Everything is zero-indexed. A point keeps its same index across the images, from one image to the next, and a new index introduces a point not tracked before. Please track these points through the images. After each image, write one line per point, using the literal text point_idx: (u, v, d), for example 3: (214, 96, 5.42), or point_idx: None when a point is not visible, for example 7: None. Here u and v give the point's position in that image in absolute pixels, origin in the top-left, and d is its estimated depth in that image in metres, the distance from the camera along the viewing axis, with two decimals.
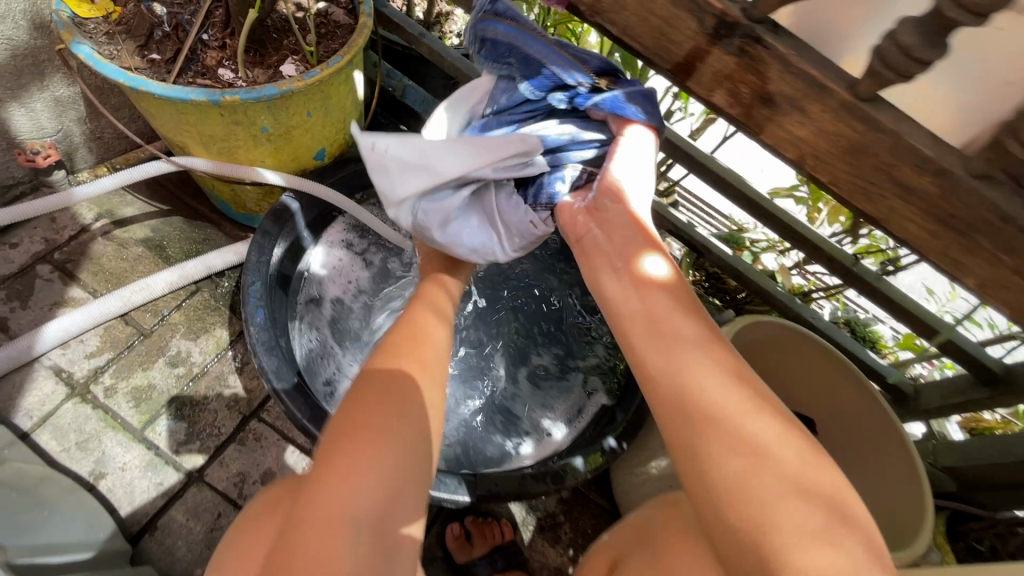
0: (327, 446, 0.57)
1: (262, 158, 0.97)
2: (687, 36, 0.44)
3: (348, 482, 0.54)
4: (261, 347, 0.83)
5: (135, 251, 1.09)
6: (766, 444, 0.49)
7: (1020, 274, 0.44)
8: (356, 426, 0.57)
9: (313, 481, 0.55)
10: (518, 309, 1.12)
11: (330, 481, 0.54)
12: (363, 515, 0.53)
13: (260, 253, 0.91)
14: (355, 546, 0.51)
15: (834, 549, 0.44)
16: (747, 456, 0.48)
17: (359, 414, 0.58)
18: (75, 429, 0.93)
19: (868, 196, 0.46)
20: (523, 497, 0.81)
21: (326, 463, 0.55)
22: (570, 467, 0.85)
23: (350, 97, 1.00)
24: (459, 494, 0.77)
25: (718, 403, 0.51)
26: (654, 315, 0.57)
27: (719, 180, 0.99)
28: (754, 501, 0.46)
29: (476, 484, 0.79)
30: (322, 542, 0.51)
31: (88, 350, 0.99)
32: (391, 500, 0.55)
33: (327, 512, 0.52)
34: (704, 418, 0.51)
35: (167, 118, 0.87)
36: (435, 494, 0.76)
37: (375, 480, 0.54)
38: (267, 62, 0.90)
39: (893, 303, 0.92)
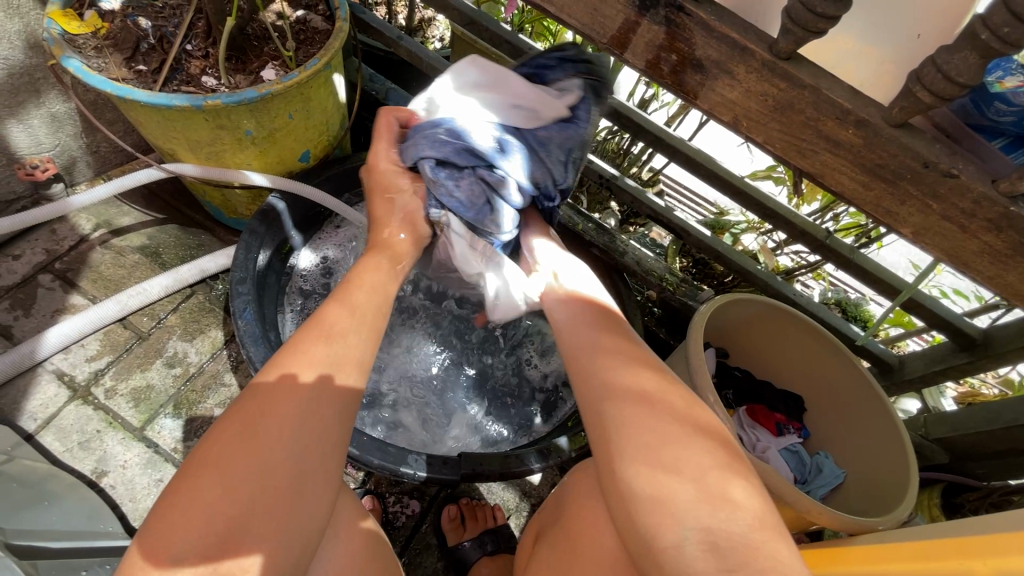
0: (217, 433, 0.53)
1: (248, 161, 1.01)
2: (616, 10, 0.47)
3: (223, 475, 0.50)
4: (250, 339, 0.86)
5: (132, 258, 1.13)
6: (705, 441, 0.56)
7: (948, 218, 0.46)
8: (253, 423, 0.53)
9: (196, 464, 0.51)
10: None
11: (207, 471, 0.50)
12: (235, 515, 0.49)
13: (247, 250, 0.94)
14: (217, 543, 0.48)
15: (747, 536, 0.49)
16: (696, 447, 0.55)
17: (260, 411, 0.54)
18: (77, 429, 0.96)
19: (800, 151, 0.48)
20: (507, 476, 0.82)
21: (213, 449, 0.52)
22: (555, 446, 0.86)
23: (332, 99, 1.04)
24: (445, 475, 0.79)
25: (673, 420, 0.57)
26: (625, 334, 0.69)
27: (690, 160, 1.01)
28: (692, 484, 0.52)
29: (461, 464, 0.81)
30: (184, 533, 0.47)
31: (89, 354, 1.03)
32: (272, 502, 0.51)
33: (198, 505, 0.49)
34: (632, 407, 0.59)
35: (155, 125, 0.92)
36: (421, 474, 0.78)
37: (259, 480, 0.51)
38: (248, 68, 0.95)
39: (866, 272, 0.94)
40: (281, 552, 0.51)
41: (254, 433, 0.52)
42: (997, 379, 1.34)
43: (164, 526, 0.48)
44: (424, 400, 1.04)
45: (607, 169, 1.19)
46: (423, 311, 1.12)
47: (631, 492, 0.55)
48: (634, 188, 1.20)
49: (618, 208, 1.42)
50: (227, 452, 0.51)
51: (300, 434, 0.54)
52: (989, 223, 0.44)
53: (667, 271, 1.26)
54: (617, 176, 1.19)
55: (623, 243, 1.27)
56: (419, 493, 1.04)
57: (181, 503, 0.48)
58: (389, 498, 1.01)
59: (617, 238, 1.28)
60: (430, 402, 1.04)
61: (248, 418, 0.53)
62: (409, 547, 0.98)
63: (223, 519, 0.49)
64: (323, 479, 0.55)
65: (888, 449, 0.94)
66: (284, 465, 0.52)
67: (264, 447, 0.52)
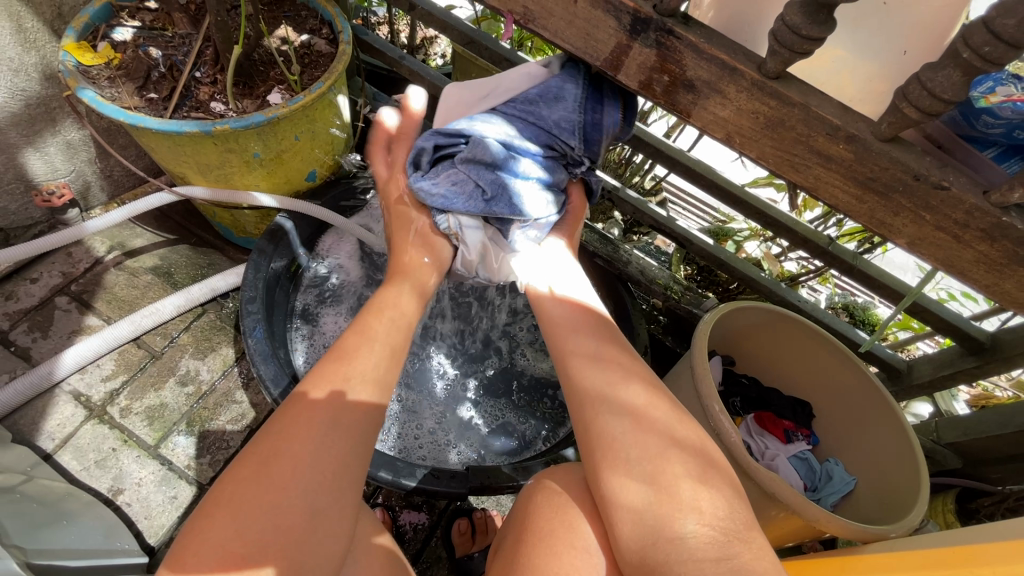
0: (242, 459, 0.52)
1: (256, 182, 1.03)
2: (608, 35, 0.48)
3: (257, 506, 0.50)
4: (260, 358, 0.87)
5: (145, 279, 1.16)
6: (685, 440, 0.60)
7: (942, 229, 0.46)
8: (280, 452, 0.53)
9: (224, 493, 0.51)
10: (508, 311, 1.16)
11: (240, 496, 0.50)
12: (283, 535, 0.50)
13: (257, 269, 0.96)
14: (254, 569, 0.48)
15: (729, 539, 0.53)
16: (663, 450, 0.58)
17: (288, 438, 0.54)
18: (94, 448, 0.99)
19: (793, 166, 0.49)
20: (514, 489, 0.83)
21: (241, 477, 0.51)
22: (561, 458, 0.87)
23: (336, 119, 1.06)
24: (453, 489, 0.80)
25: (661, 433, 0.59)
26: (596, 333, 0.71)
27: (689, 171, 1.02)
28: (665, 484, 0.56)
29: (468, 477, 0.81)
30: (225, 559, 0.48)
31: (104, 374, 1.05)
32: (311, 522, 0.51)
33: (239, 529, 0.49)
34: (623, 414, 0.61)
35: (166, 151, 0.94)
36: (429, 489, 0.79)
37: (290, 506, 0.51)
38: (255, 93, 0.97)
39: (870, 278, 0.94)
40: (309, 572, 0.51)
41: (285, 461, 0.52)
42: (1010, 381, 1.33)
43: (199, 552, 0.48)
44: (433, 416, 1.05)
45: (608, 180, 1.20)
46: (428, 325, 1.14)
47: (623, 493, 0.57)
48: (635, 199, 1.21)
49: (621, 218, 1.43)
50: (242, 491, 0.50)
51: (316, 470, 0.53)
52: (983, 233, 0.45)
53: (671, 279, 1.26)
54: (618, 188, 1.20)
55: (626, 252, 1.28)
56: (428, 506, 1.04)
57: (197, 546, 0.48)
58: (399, 512, 1.02)
59: (620, 247, 1.29)
60: (437, 417, 1.05)
61: (265, 456, 0.52)
62: (419, 561, 0.99)
63: (237, 552, 0.48)
64: (339, 515, 0.54)
65: (896, 455, 0.94)
66: (298, 505, 0.51)
67: (279, 487, 0.51)
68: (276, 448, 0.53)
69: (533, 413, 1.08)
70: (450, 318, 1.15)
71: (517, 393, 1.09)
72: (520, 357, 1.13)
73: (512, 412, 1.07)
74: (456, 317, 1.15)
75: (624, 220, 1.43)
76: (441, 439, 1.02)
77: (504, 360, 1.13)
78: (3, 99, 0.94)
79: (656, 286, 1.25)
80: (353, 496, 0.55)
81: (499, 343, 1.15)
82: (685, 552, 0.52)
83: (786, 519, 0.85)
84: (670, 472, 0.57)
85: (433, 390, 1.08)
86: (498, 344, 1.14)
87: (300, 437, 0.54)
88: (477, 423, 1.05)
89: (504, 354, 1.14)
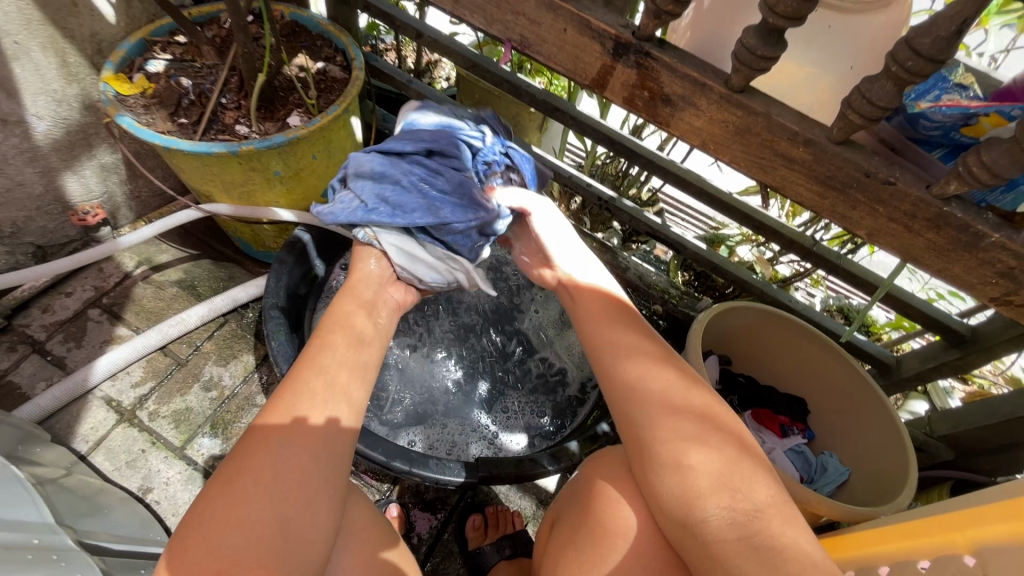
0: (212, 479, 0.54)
1: (276, 198, 1.11)
2: (594, 58, 0.56)
3: (229, 521, 0.51)
4: (282, 359, 0.94)
5: (170, 291, 1.23)
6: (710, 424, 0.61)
7: (894, 220, 0.52)
8: (247, 468, 0.54)
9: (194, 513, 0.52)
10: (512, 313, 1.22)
11: (210, 513, 0.52)
12: (253, 548, 0.51)
13: (278, 279, 1.03)
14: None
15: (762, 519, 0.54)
16: (693, 433, 0.60)
17: (254, 457, 0.55)
18: (124, 450, 1.05)
19: (762, 168, 0.55)
20: (522, 479, 0.88)
21: (211, 496, 0.53)
22: (567, 450, 0.91)
23: (350, 139, 1.14)
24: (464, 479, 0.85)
25: (689, 419, 0.61)
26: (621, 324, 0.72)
27: (680, 179, 1.09)
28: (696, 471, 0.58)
29: (478, 467, 0.87)
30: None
31: (134, 380, 1.12)
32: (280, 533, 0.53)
33: (213, 546, 0.50)
34: (651, 398, 0.63)
35: (195, 172, 1.02)
36: (443, 479, 0.85)
37: (259, 517, 0.52)
38: (276, 116, 1.06)
39: (853, 276, 0.99)
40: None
41: (253, 478, 0.54)
42: (1002, 377, 1.37)
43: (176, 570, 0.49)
44: (444, 414, 1.10)
45: (605, 191, 1.27)
46: (439, 331, 1.20)
47: (655, 474, 0.60)
48: (631, 208, 1.28)
49: (619, 228, 1.49)
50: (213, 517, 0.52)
51: (282, 483, 0.55)
52: (929, 223, 0.51)
53: (668, 284, 1.32)
54: (615, 198, 1.26)
55: (625, 259, 1.34)
56: (440, 503, 1.09)
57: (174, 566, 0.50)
58: (412, 508, 1.07)
59: (619, 255, 1.35)
60: (448, 416, 1.11)
61: (225, 479, 0.54)
62: (432, 555, 1.03)
63: (211, 570, 0.49)
64: (314, 516, 0.56)
65: (887, 445, 0.99)
66: (267, 516, 0.53)
67: (245, 501, 0.53)
68: (239, 469, 0.54)
69: (539, 412, 1.13)
70: (458, 321, 1.21)
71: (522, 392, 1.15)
72: (525, 357, 1.19)
73: (519, 410, 1.13)
74: (464, 319, 1.21)
75: (622, 229, 1.49)
76: (453, 436, 1.08)
77: (509, 359, 1.19)
78: (47, 127, 1.02)
79: (654, 291, 1.31)
80: (323, 503, 0.57)
81: (504, 344, 1.21)
82: (711, 534, 0.55)
83: None
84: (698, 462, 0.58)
85: (443, 389, 1.14)
86: (503, 345, 1.20)
87: (256, 458, 0.55)
88: (486, 420, 1.11)
89: (511, 356, 1.20)
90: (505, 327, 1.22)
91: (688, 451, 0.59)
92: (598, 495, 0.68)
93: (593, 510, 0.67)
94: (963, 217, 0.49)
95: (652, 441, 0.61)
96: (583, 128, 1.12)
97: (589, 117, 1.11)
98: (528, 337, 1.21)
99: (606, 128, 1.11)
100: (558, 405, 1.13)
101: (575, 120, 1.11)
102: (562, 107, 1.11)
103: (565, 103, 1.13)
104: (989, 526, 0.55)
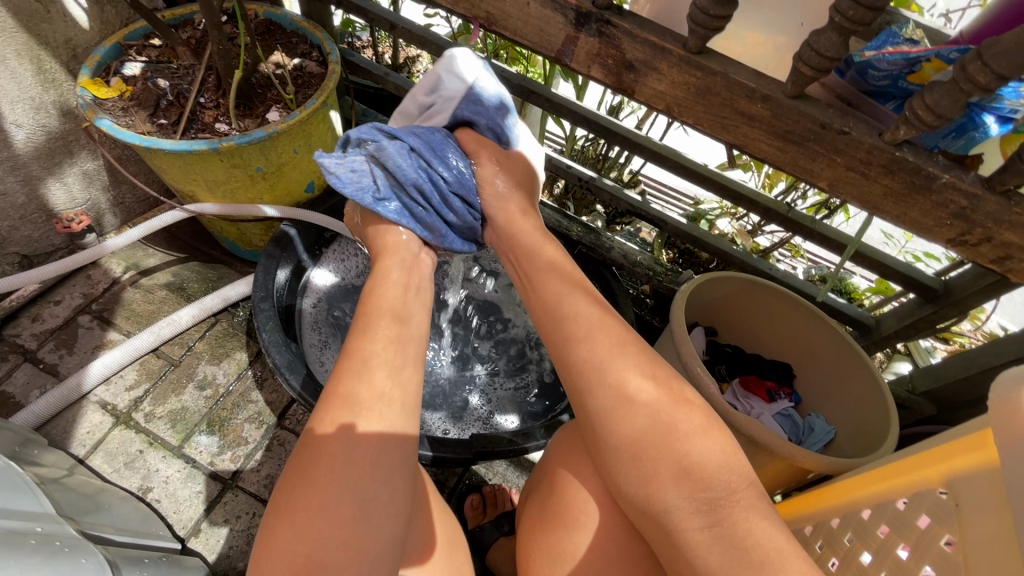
0: (287, 473, 0.56)
1: (260, 195, 1.12)
2: (557, 29, 0.57)
3: (311, 508, 0.54)
4: (274, 349, 0.95)
5: (160, 294, 1.24)
6: (673, 409, 0.62)
7: (852, 168, 0.54)
8: (318, 460, 0.56)
9: (278, 506, 0.55)
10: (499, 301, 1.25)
11: (290, 505, 0.54)
12: (335, 534, 0.53)
13: (267, 273, 1.04)
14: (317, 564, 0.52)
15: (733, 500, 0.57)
16: (658, 421, 0.61)
17: (319, 451, 0.56)
18: (123, 451, 1.05)
19: (725, 127, 0.57)
20: (518, 451, 0.90)
21: (291, 489, 0.55)
22: (559, 421, 0.94)
23: (330, 133, 1.15)
24: (460, 456, 0.87)
25: (652, 409, 0.62)
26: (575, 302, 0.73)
27: (655, 154, 1.11)
28: (658, 458, 0.60)
29: (472, 443, 0.89)
30: (291, 562, 0.52)
31: (128, 383, 1.13)
32: (361, 516, 0.55)
33: (299, 535, 0.52)
34: (610, 387, 0.65)
35: (178, 172, 1.03)
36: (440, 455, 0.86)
37: (340, 504, 0.54)
38: (255, 113, 1.07)
39: (827, 239, 1.02)
40: (370, 556, 0.54)
41: (324, 469, 0.55)
42: (982, 335, 1.40)
43: (268, 560, 0.52)
44: (437, 401, 1.12)
45: (585, 172, 1.29)
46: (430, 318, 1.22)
47: (619, 467, 0.63)
48: (611, 187, 1.30)
49: (603, 210, 1.51)
50: (296, 526, 0.53)
51: (353, 467, 0.56)
52: (884, 168, 0.53)
53: (652, 262, 1.35)
54: (594, 177, 1.28)
55: (609, 239, 1.37)
56: (438, 487, 1.11)
57: (268, 554, 0.52)
58: None
59: (603, 236, 1.38)
60: (443, 401, 1.12)
61: (301, 486, 0.55)
62: None
63: (300, 558, 0.52)
64: (390, 490, 0.57)
65: (871, 401, 1.01)
66: (348, 501, 0.54)
67: (320, 492, 0.54)
68: (312, 476, 0.55)
69: (532, 392, 1.15)
70: (448, 312, 1.24)
71: (513, 373, 1.17)
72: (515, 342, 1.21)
73: (513, 392, 1.15)
74: (453, 311, 1.24)
75: (606, 212, 1.51)
76: (448, 421, 1.09)
77: (499, 345, 1.21)
78: (26, 135, 1.03)
79: (639, 269, 1.33)
80: (398, 480, 0.58)
81: (493, 331, 1.23)
82: (675, 523, 0.58)
83: (770, 464, 0.91)
84: (667, 460, 0.60)
85: (436, 377, 1.16)
86: (492, 332, 1.23)
87: (327, 464, 0.56)
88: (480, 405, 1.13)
89: (502, 339, 1.22)
90: (492, 315, 1.25)
91: (648, 443, 0.61)
92: (571, 478, 0.71)
93: (564, 491, 0.71)
94: (914, 160, 0.51)
95: (603, 434, 0.64)
96: (558, 109, 1.14)
97: (563, 98, 1.12)
98: (516, 320, 1.24)
99: (580, 108, 1.13)
100: (551, 383, 1.15)
101: (550, 101, 1.13)
102: (536, 90, 1.13)
103: (541, 86, 1.15)
104: (957, 459, 0.56)
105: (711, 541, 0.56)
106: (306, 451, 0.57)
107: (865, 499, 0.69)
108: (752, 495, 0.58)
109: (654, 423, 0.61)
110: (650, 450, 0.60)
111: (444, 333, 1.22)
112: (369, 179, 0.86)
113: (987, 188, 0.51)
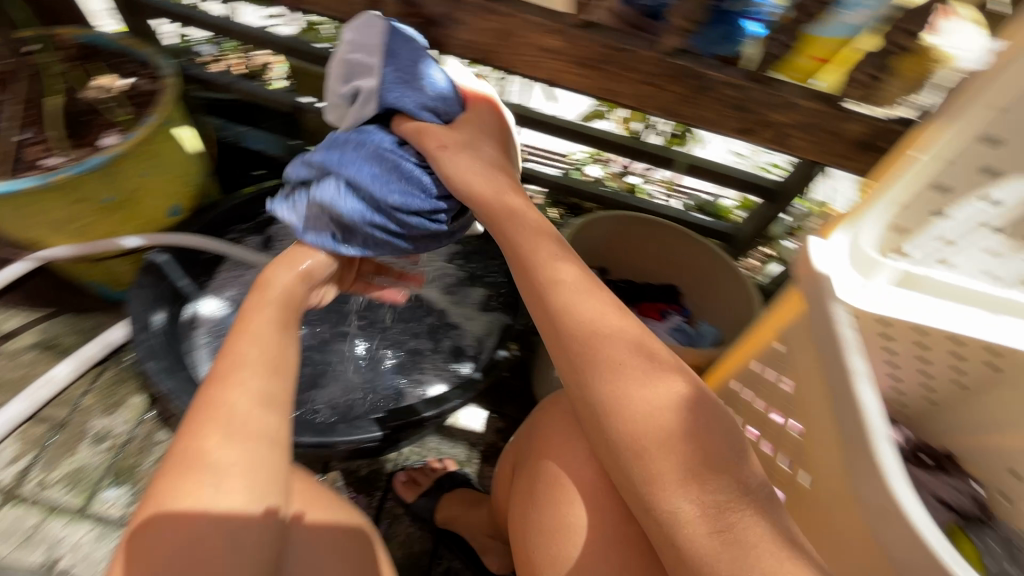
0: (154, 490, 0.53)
1: (117, 228, 1.06)
2: None
3: (175, 529, 0.51)
4: (161, 376, 0.91)
5: (28, 356, 1.14)
6: (667, 400, 0.55)
7: (645, 82, 0.62)
8: (179, 478, 0.53)
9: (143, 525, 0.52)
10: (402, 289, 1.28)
11: (151, 525, 0.51)
12: (201, 554, 0.50)
13: (142, 302, 1.00)
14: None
15: (747, 523, 0.49)
16: (635, 417, 0.54)
17: (185, 465, 0.54)
18: (17, 528, 0.97)
19: (533, 65, 0.63)
20: (436, 417, 0.93)
21: (154, 505, 0.52)
22: (471, 379, 0.98)
23: (181, 150, 1.10)
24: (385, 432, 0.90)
25: (643, 405, 0.54)
26: (530, 246, 0.65)
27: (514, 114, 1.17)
28: (639, 454, 0.54)
29: (389, 418, 0.91)
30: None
31: (9, 457, 1.03)
32: (233, 531, 0.52)
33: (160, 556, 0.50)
34: (600, 364, 0.57)
35: (11, 220, 0.95)
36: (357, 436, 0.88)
37: (208, 520, 0.52)
38: (89, 141, 1.00)
39: None
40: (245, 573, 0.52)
41: (185, 487, 0.52)
42: None
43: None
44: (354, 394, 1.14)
45: None
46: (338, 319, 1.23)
47: (615, 458, 0.57)
48: None
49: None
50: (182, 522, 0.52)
51: (218, 484, 0.53)
52: (668, 77, 0.61)
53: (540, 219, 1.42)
54: None
55: None
56: (375, 477, 1.13)
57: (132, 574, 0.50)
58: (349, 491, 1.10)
59: None
60: (361, 394, 1.14)
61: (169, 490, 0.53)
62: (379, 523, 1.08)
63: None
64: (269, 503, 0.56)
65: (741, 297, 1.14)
66: (220, 514, 0.52)
67: (184, 508, 0.52)
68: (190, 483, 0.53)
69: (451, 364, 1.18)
70: (352, 310, 1.25)
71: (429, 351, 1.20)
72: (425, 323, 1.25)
73: (431, 368, 1.18)
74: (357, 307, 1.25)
75: None
76: (366, 409, 1.11)
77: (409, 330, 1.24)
78: None
79: None
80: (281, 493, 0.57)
81: (402, 318, 1.26)
82: (682, 532, 0.50)
83: None
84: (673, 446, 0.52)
85: (350, 373, 1.17)
86: (401, 319, 1.25)
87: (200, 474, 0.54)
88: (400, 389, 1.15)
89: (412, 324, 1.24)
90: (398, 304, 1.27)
91: (636, 434, 0.54)
92: (563, 458, 0.69)
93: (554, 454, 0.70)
94: (688, 64, 0.60)
95: (596, 411, 0.57)
96: None
97: None
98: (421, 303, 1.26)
99: None
100: (467, 351, 1.19)
101: None
102: None
103: None
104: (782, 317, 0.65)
105: (717, 550, 0.48)
106: (174, 461, 0.55)
107: (734, 374, 0.78)
108: (761, 504, 0.50)
109: (641, 415, 0.54)
110: (648, 435, 0.53)
111: (352, 330, 1.23)
112: (294, 218, 0.75)
113: (751, 79, 0.60)
